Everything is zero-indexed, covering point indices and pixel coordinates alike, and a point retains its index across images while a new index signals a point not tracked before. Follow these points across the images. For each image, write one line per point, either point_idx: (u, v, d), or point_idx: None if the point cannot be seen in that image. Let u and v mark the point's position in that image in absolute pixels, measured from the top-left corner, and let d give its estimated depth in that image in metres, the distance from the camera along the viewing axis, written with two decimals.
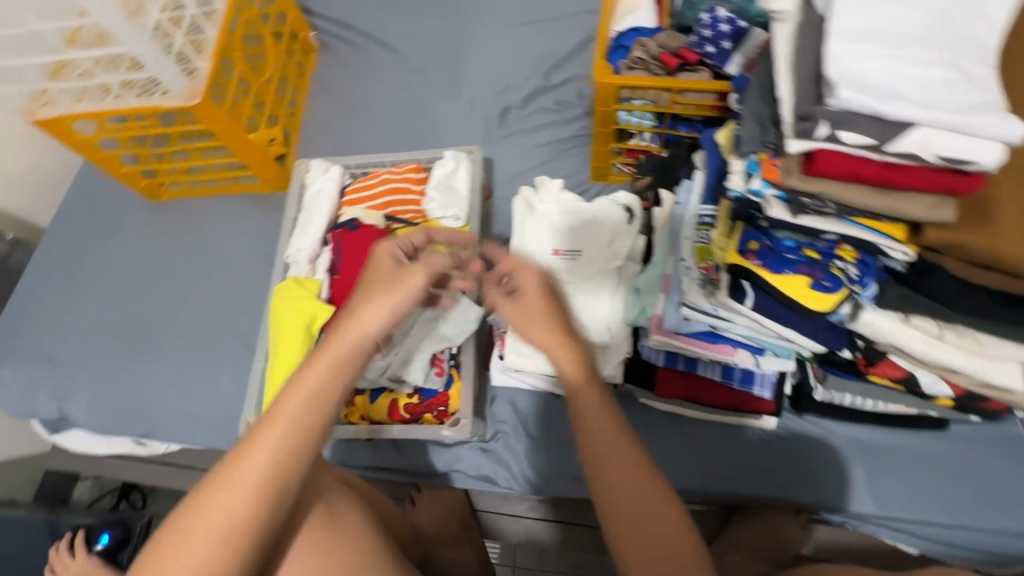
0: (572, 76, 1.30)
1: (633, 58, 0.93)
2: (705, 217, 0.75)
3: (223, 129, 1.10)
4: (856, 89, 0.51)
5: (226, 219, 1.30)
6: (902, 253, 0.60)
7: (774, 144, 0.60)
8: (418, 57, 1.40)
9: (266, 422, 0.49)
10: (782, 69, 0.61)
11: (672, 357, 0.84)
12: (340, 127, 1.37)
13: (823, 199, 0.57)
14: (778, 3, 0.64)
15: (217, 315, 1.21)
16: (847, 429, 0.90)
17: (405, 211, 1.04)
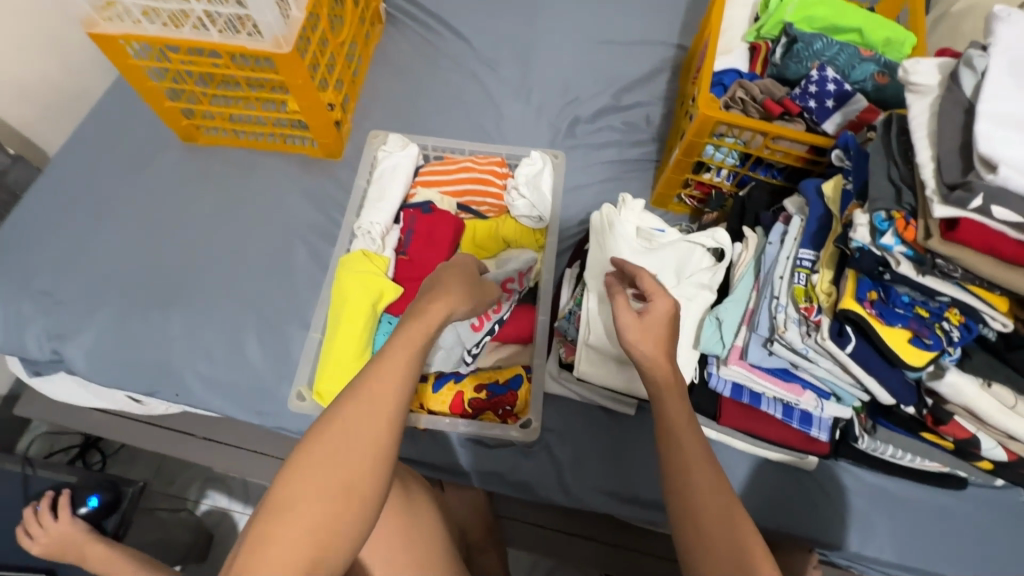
0: (641, 101, 1.33)
1: (735, 98, 0.97)
2: (803, 260, 0.78)
3: (300, 84, 1.05)
4: (1015, 170, 0.55)
5: (267, 176, 1.23)
6: (1001, 324, 0.65)
7: (909, 206, 0.64)
8: (490, 51, 1.39)
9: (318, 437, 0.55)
10: (921, 139, 0.66)
11: (738, 388, 0.87)
12: (402, 105, 1.33)
13: (954, 264, 0.61)
14: (920, 76, 0.69)
15: (246, 274, 1.13)
16: (875, 479, 0.95)
17: (482, 202, 1.03)
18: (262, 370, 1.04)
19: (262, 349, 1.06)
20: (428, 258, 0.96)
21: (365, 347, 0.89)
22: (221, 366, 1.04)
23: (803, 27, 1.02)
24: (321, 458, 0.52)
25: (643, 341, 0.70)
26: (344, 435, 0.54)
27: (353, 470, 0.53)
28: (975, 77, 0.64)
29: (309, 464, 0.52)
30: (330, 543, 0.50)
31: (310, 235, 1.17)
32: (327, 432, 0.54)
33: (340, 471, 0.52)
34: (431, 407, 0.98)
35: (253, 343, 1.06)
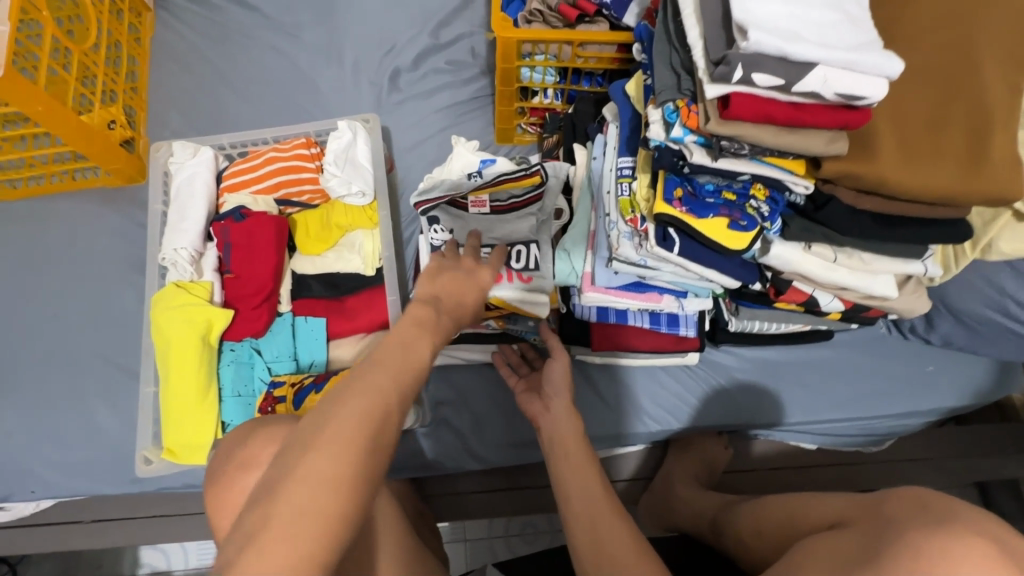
0: (462, 33, 1.23)
1: (530, 11, 0.89)
2: (624, 169, 0.75)
3: (43, 110, 0.89)
4: (765, 32, 0.53)
5: (60, 226, 1.06)
6: (803, 187, 0.64)
7: (689, 91, 0.61)
8: (285, 16, 1.23)
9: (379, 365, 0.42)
10: (688, 16, 0.61)
11: (604, 310, 0.86)
12: (199, 102, 1.17)
13: (741, 143, 0.59)
14: None
15: (75, 342, 0.99)
16: (755, 353, 1.00)
17: (300, 192, 0.93)
18: (126, 436, 0.95)
19: (116, 414, 0.96)
20: (254, 268, 0.86)
21: (209, 386, 0.80)
22: (78, 446, 0.94)
23: None
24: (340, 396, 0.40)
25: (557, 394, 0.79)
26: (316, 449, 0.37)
27: (321, 477, 0.36)
28: None
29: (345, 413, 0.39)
30: (347, 483, 0.37)
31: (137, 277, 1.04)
32: (300, 445, 0.38)
33: (305, 478, 0.36)
34: None
35: (106, 410, 0.96)
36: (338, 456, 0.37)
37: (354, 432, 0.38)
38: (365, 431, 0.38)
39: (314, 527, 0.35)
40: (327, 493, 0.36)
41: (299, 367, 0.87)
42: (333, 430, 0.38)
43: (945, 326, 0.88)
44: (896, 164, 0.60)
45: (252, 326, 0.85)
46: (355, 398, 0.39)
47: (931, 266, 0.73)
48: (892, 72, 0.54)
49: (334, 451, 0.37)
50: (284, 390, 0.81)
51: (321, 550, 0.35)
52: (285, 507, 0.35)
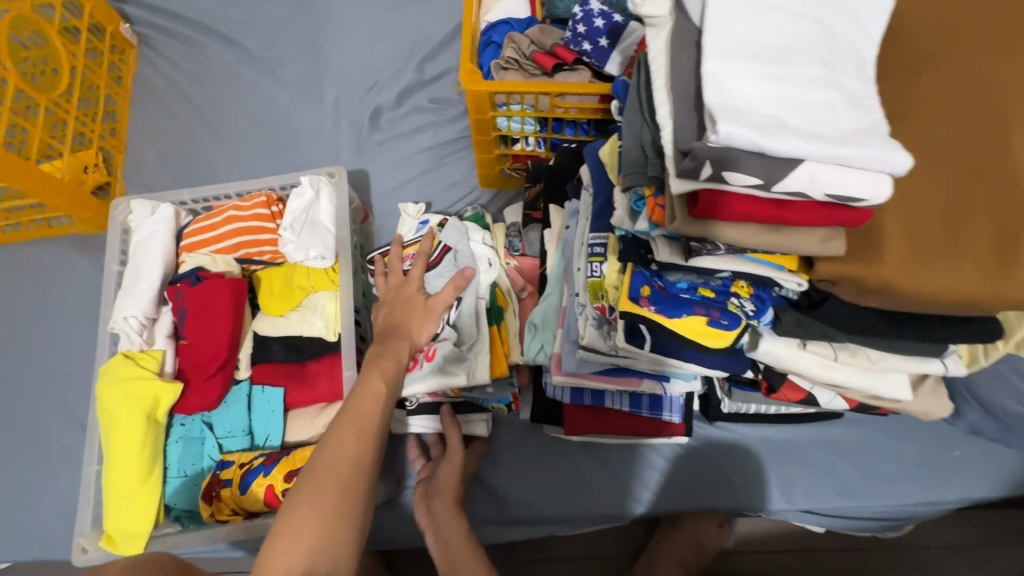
0: (448, 68, 1.16)
1: (505, 58, 0.82)
2: (596, 246, 0.66)
3: (3, 166, 0.86)
4: (739, 123, 0.44)
5: (29, 276, 1.04)
6: (796, 283, 0.55)
7: (656, 178, 0.52)
8: (266, 51, 1.19)
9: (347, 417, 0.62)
10: (658, 90, 0.53)
11: (578, 392, 0.78)
12: (176, 143, 1.14)
13: (714, 243, 0.50)
14: (649, 6, 0.56)
15: (39, 397, 0.97)
16: (754, 430, 0.89)
17: (262, 252, 0.89)
18: None
19: (74, 474, 0.93)
20: (207, 336, 0.81)
21: (154, 466, 0.76)
22: (35, 507, 0.92)
23: None
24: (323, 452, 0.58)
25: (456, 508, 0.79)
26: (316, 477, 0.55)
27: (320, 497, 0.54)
28: None
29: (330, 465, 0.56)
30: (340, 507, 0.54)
31: None
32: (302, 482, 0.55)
33: (306, 507, 0.53)
34: (247, 509, 0.76)
35: (66, 471, 0.93)
36: (333, 481, 0.55)
37: (341, 472, 0.56)
38: (347, 470, 0.57)
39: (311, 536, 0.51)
40: (318, 523, 0.52)
41: (253, 442, 0.82)
42: (328, 463, 0.57)
43: (973, 418, 0.77)
44: (904, 268, 0.50)
45: (202, 401, 0.80)
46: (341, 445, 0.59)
47: (954, 365, 0.62)
48: (897, 167, 0.45)
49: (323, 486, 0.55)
50: (231, 471, 0.77)
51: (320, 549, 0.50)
52: (295, 524, 0.51)
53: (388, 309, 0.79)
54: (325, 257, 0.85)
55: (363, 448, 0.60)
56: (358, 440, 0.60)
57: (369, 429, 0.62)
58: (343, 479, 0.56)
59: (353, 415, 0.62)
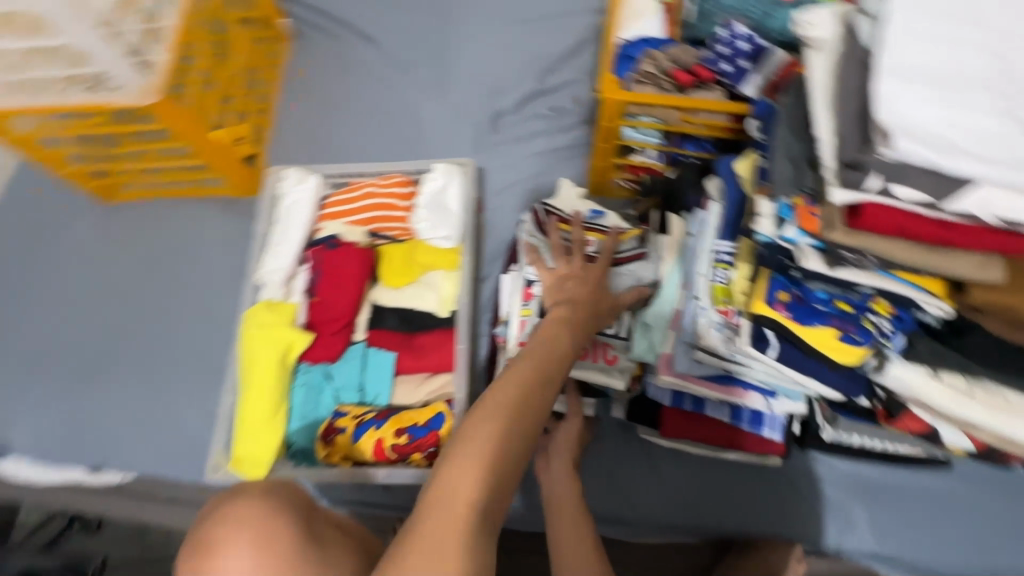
0: (568, 79, 1.22)
1: (642, 72, 0.86)
2: (722, 253, 0.70)
3: (185, 130, 0.99)
4: (917, 140, 0.45)
5: (182, 229, 1.18)
6: (939, 308, 0.55)
7: (810, 189, 0.55)
8: (403, 51, 1.29)
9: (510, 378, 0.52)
10: (819, 107, 0.56)
11: (679, 396, 0.80)
12: (315, 127, 1.26)
13: (866, 255, 0.52)
14: (816, 29, 0.59)
15: (178, 335, 1.10)
16: (849, 467, 0.87)
17: (390, 228, 0.96)
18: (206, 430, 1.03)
19: (200, 406, 1.05)
20: (336, 296, 0.89)
21: (281, 405, 0.85)
22: (165, 431, 1.04)
23: None
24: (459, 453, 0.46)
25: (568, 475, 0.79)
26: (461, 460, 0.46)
27: (463, 493, 0.45)
28: (869, 24, 0.54)
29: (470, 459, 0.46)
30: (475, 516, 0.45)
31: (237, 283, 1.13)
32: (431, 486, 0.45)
33: (448, 500, 0.45)
34: (355, 458, 0.83)
35: (192, 403, 1.05)
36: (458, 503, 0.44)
37: (481, 471, 0.46)
38: (478, 479, 0.46)
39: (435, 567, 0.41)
40: (446, 538, 0.43)
41: (363, 398, 0.89)
42: (461, 454, 0.47)
43: None
44: None
45: (326, 353, 0.89)
46: (477, 445, 0.47)
47: None
48: None
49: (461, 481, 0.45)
50: (345, 420, 0.84)
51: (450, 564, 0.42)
52: (424, 530, 0.43)
53: (572, 282, 0.72)
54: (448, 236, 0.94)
55: (524, 427, 0.49)
56: (500, 428, 0.48)
57: (539, 401, 0.52)
58: (488, 471, 0.46)
59: (515, 382, 0.52)
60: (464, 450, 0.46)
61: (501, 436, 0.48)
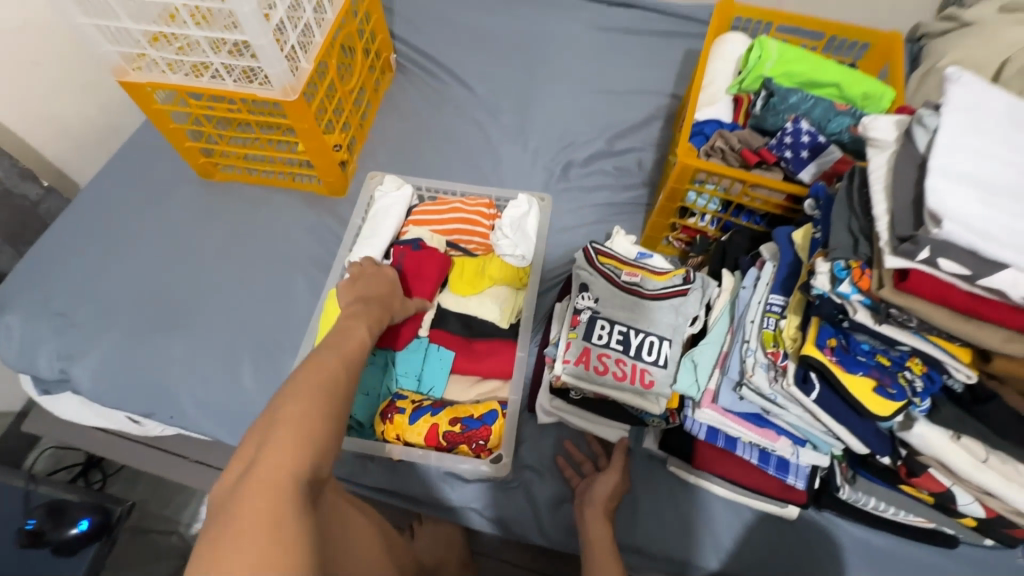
0: (634, 146, 1.38)
1: (712, 146, 1.01)
2: (773, 305, 0.79)
3: (306, 127, 1.12)
4: (962, 225, 0.56)
5: (267, 212, 1.29)
6: (965, 375, 0.64)
7: (865, 255, 0.66)
8: (492, 98, 1.47)
9: (314, 369, 0.62)
10: (878, 191, 0.67)
11: (713, 431, 0.87)
12: (403, 147, 1.41)
13: (909, 316, 0.62)
14: (879, 132, 0.72)
15: (244, 304, 1.18)
16: (861, 533, 0.91)
17: (470, 240, 1.08)
18: (257, 398, 1.08)
19: (256, 375, 1.11)
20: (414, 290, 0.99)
21: None
22: (215, 392, 1.08)
23: (783, 81, 1.07)
24: (270, 419, 0.55)
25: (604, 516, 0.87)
26: (292, 415, 0.54)
27: (281, 439, 0.51)
28: (927, 134, 0.67)
29: (282, 416, 0.54)
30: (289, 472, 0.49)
31: (310, 269, 1.22)
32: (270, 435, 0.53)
33: (271, 445, 0.51)
34: (407, 438, 0.93)
35: (247, 369, 1.11)
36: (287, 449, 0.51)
37: (300, 429, 0.53)
38: (297, 429, 0.53)
39: (260, 515, 0.45)
40: (268, 492, 0.47)
41: (419, 388, 0.99)
42: (293, 418, 0.54)
43: None
44: None
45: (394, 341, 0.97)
46: (295, 409, 0.55)
47: None
48: None
49: (294, 435, 0.52)
50: (405, 403, 0.96)
51: (264, 514, 0.45)
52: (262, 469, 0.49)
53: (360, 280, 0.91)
54: (519, 257, 1.03)
55: (323, 407, 0.57)
56: (312, 400, 0.57)
57: (325, 389, 0.59)
58: (308, 428, 0.53)
59: (312, 376, 0.61)
60: (288, 413, 0.54)
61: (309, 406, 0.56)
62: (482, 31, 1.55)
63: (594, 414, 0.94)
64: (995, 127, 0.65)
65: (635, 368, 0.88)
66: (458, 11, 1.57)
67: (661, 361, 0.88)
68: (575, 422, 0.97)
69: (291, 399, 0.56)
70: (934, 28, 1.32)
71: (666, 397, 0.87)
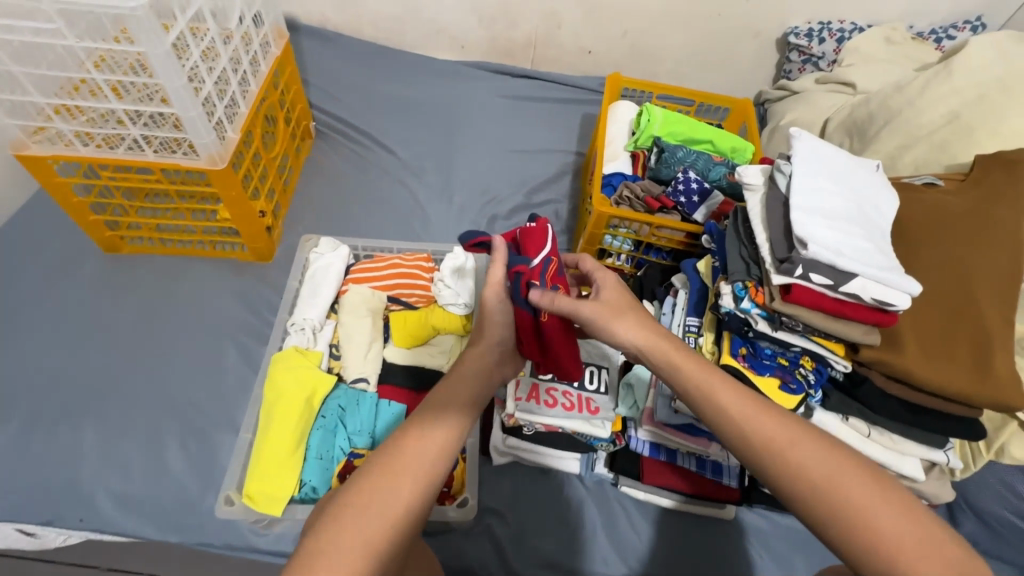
0: (550, 198, 1.52)
1: (622, 196, 1.16)
2: (691, 325, 0.92)
3: (234, 194, 1.11)
4: (820, 246, 0.73)
5: (186, 283, 1.23)
6: (842, 365, 0.80)
7: (756, 276, 0.81)
8: (415, 160, 1.55)
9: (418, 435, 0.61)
10: (757, 224, 0.83)
11: (656, 447, 0.97)
12: (331, 210, 1.43)
13: (796, 321, 0.76)
14: (750, 178, 0.89)
15: (166, 383, 1.10)
16: (790, 520, 1.02)
17: (411, 294, 1.10)
18: (187, 483, 1.00)
19: (184, 457, 1.02)
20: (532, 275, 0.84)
21: (299, 444, 0.89)
22: (139, 484, 0.98)
23: (669, 139, 1.27)
24: (366, 489, 0.56)
25: (623, 320, 0.71)
26: (375, 499, 0.55)
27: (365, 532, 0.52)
28: (785, 178, 0.85)
29: (371, 496, 0.55)
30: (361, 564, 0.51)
31: (240, 338, 1.17)
32: (355, 505, 0.54)
33: (354, 528, 0.53)
34: None
35: (174, 452, 1.02)
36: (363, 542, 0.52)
37: (383, 522, 0.54)
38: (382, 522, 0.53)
39: None
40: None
41: (375, 442, 0.93)
42: (375, 502, 0.55)
43: (969, 526, 0.94)
44: (921, 364, 0.75)
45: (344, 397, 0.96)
46: (388, 493, 0.56)
47: (953, 457, 0.84)
48: (912, 289, 0.73)
49: (372, 522, 0.53)
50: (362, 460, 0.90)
51: None
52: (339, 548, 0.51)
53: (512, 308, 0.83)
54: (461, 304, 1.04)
55: (415, 496, 0.56)
56: (410, 487, 0.57)
57: (430, 466, 0.59)
58: (394, 516, 0.54)
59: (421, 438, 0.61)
60: (368, 495, 0.55)
61: (411, 494, 0.56)
62: (398, 99, 1.65)
63: (546, 446, 1.00)
64: (829, 170, 0.84)
65: (580, 397, 0.96)
66: (375, 83, 1.67)
67: (602, 388, 0.97)
68: (530, 457, 1.01)
69: (388, 469, 0.57)
70: (773, 95, 1.64)
71: (611, 420, 0.95)
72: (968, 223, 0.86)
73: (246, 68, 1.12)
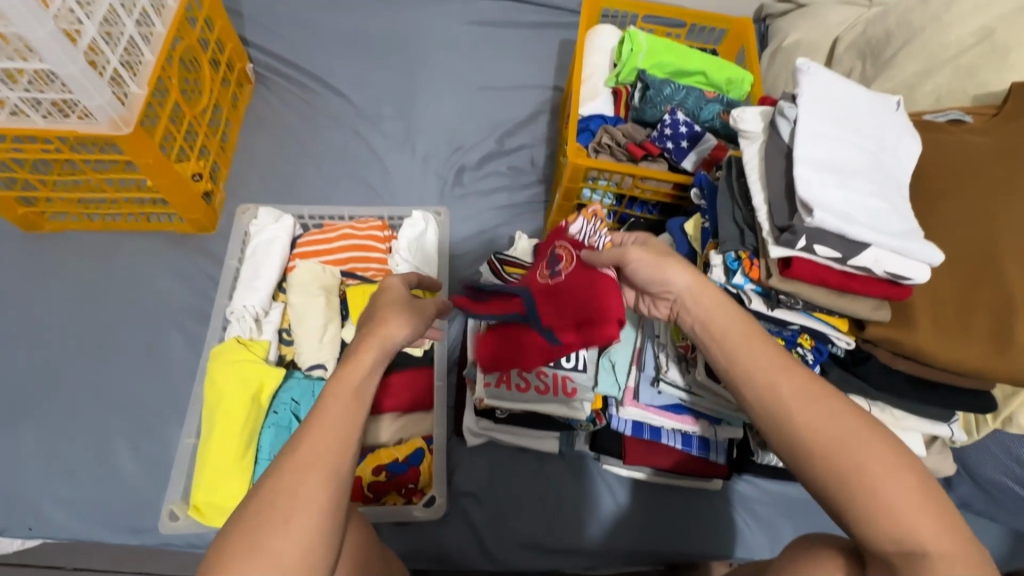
0: (525, 143, 1.36)
1: (600, 143, 1.02)
2: None
3: (152, 162, 0.96)
4: (828, 212, 0.61)
5: (120, 262, 1.10)
6: (845, 342, 0.71)
7: (751, 246, 0.70)
8: (370, 105, 1.37)
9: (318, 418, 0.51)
10: (754, 181, 0.71)
11: (638, 426, 0.90)
12: (277, 169, 1.27)
13: (796, 298, 0.66)
14: (748, 124, 0.75)
15: (108, 375, 1.01)
16: (780, 487, 0.97)
17: (368, 268, 0.99)
18: (141, 482, 0.93)
19: (136, 455, 0.95)
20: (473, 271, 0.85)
21: (249, 447, 0.82)
22: (88, 486, 0.92)
23: (655, 71, 1.09)
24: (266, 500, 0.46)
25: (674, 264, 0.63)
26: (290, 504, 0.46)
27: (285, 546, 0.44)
28: (789, 124, 0.71)
29: (280, 504, 0.46)
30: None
31: (186, 321, 1.07)
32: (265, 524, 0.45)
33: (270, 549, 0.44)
34: None
35: (125, 451, 0.95)
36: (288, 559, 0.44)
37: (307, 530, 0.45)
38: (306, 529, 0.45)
39: None
40: None
41: None
42: (285, 510, 0.45)
43: (964, 489, 0.90)
44: (934, 338, 0.66)
45: (298, 391, 0.88)
46: (303, 494, 0.46)
47: (957, 430, 0.77)
48: (932, 258, 0.62)
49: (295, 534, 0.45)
50: None
51: None
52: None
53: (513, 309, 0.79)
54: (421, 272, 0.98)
55: (333, 495, 0.47)
56: (324, 482, 0.47)
57: (341, 452, 0.49)
58: (316, 518, 0.46)
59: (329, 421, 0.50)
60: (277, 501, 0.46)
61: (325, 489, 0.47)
62: (347, 32, 1.43)
63: (522, 427, 0.93)
64: (841, 112, 0.71)
65: (557, 377, 0.86)
66: (317, 11, 1.44)
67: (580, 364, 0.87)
68: (507, 438, 0.95)
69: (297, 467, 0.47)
70: (776, 9, 1.43)
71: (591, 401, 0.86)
72: (995, 169, 0.74)
73: (143, 4, 0.93)
